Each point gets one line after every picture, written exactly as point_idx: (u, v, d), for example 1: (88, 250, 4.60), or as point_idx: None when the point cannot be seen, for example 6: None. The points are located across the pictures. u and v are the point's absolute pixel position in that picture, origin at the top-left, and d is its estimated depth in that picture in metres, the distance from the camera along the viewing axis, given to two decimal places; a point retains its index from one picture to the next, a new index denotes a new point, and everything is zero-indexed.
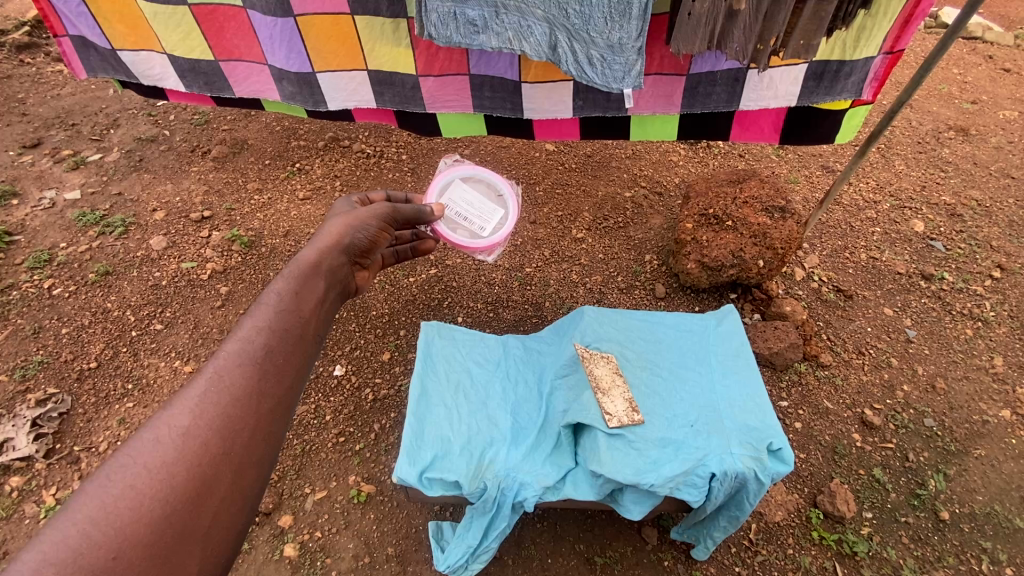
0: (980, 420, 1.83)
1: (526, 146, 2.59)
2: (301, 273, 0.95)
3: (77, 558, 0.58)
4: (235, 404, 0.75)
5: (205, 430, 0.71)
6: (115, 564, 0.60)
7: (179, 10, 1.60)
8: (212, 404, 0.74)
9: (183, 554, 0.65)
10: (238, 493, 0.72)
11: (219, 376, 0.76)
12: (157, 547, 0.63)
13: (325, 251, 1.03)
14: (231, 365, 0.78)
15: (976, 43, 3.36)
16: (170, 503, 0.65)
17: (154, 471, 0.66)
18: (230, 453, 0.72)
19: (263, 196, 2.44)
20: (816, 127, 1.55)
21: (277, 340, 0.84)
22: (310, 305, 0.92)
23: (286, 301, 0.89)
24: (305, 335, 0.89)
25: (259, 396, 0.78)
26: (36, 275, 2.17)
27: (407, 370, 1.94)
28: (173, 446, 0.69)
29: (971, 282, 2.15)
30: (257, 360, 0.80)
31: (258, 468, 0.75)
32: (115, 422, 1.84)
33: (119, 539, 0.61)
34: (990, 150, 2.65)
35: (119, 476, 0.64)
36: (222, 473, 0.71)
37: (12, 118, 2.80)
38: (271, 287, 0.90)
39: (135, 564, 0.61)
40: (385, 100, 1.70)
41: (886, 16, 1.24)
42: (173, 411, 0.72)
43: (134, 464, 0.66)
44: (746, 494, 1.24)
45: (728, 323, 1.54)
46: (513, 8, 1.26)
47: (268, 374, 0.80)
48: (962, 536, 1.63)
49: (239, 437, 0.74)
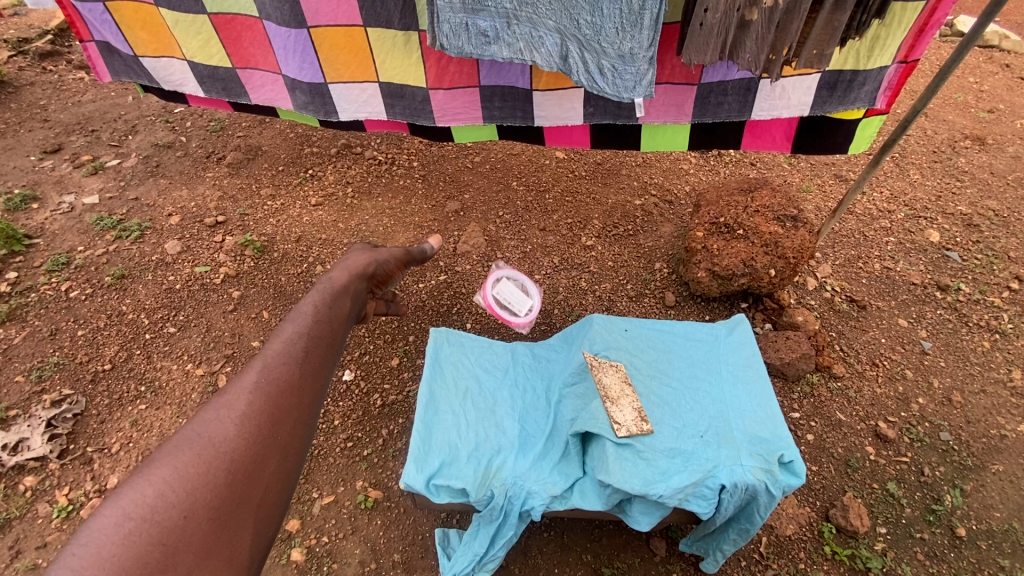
0: (998, 435, 1.79)
1: (537, 154, 2.62)
2: (333, 291, 0.99)
3: (156, 513, 0.62)
4: (283, 393, 0.79)
5: (261, 413, 0.75)
6: (185, 522, 0.63)
7: (200, 18, 1.64)
8: (263, 391, 0.77)
9: (237, 521, 0.67)
10: (285, 472, 0.75)
11: (267, 368, 0.80)
12: (219, 512, 0.66)
13: (353, 275, 1.07)
14: (278, 360, 0.82)
15: (993, 51, 3.34)
16: (231, 475, 0.69)
17: (216, 446, 0.70)
18: (276, 435, 0.75)
19: (276, 202, 2.47)
20: (829, 136, 1.54)
21: (316, 344, 0.87)
22: (339, 318, 0.96)
23: (321, 312, 0.93)
24: (334, 344, 0.92)
25: (302, 390, 0.81)
26: (54, 278, 2.21)
27: (415, 376, 1.95)
28: (232, 425, 0.73)
29: (988, 294, 2.12)
30: (300, 359, 0.84)
31: (300, 456, 0.78)
32: (128, 423, 1.86)
33: (189, 501, 0.64)
34: (1008, 160, 2.62)
35: (188, 447, 0.69)
36: (271, 453, 0.74)
37: (34, 124, 2.87)
38: (306, 300, 0.94)
39: (203, 526, 0.64)
40: (395, 112, 1.72)
41: (901, 26, 1.23)
42: (229, 396, 0.76)
43: (200, 438, 0.70)
44: (757, 507, 1.23)
45: (740, 332, 1.53)
46: (525, 18, 1.27)
47: (309, 372, 0.84)
48: (979, 554, 1.59)
49: (286, 423, 0.77)
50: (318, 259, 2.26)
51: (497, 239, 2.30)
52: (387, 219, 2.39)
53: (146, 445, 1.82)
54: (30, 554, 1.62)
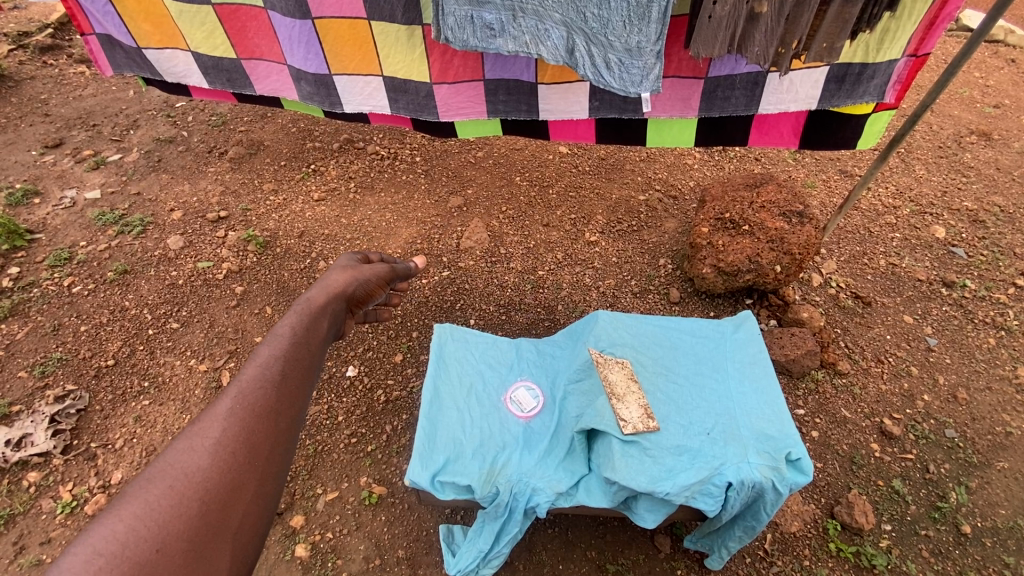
0: (1004, 432, 1.78)
1: (540, 149, 2.60)
2: (311, 310, 0.86)
3: (126, 548, 0.51)
4: (266, 413, 0.67)
5: (239, 435, 0.63)
6: (158, 558, 0.52)
7: (204, 9, 1.62)
8: (240, 412, 0.65)
9: (216, 553, 0.56)
10: (265, 500, 0.62)
11: (243, 389, 0.68)
12: (195, 543, 0.55)
13: (332, 295, 0.93)
14: (258, 380, 0.70)
15: (999, 46, 3.31)
16: (206, 505, 0.57)
17: (189, 475, 0.58)
18: (253, 461, 0.63)
19: (278, 196, 2.46)
20: (837, 132, 1.52)
21: (297, 365, 0.75)
22: (320, 339, 0.83)
23: (300, 332, 0.80)
24: (316, 365, 0.80)
25: (283, 412, 0.69)
26: (56, 273, 2.20)
27: (419, 372, 1.94)
28: (206, 451, 0.61)
29: (993, 290, 2.10)
30: (279, 379, 0.71)
31: (282, 483, 0.66)
32: (132, 419, 1.86)
33: (162, 533, 0.53)
34: (1014, 155, 2.60)
35: (158, 477, 0.57)
36: (246, 481, 0.61)
37: (35, 118, 2.86)
38: (284, 320, 0.82)
39: (178, 562, 0.53)
40: (399, 107, 1.70)
41: (911, 19, 1.22)
42: (206, 419, 0.64)
43: (170, 468, 0.58)
44: (764, 504, 1.23)
45: (746, 328, 1.52)
46: (531, 11, 1.25)
47: (290, 394, 0.71)
48: (984, 551, 1.58)
49: (267, 447, 0.65)
50: (320, 254, 2.25)
51: (500, 235, 2.29)
52: (390, 214, 2.38)
53: (150, 441, 1.82)
54: (34, 549, 1.62)
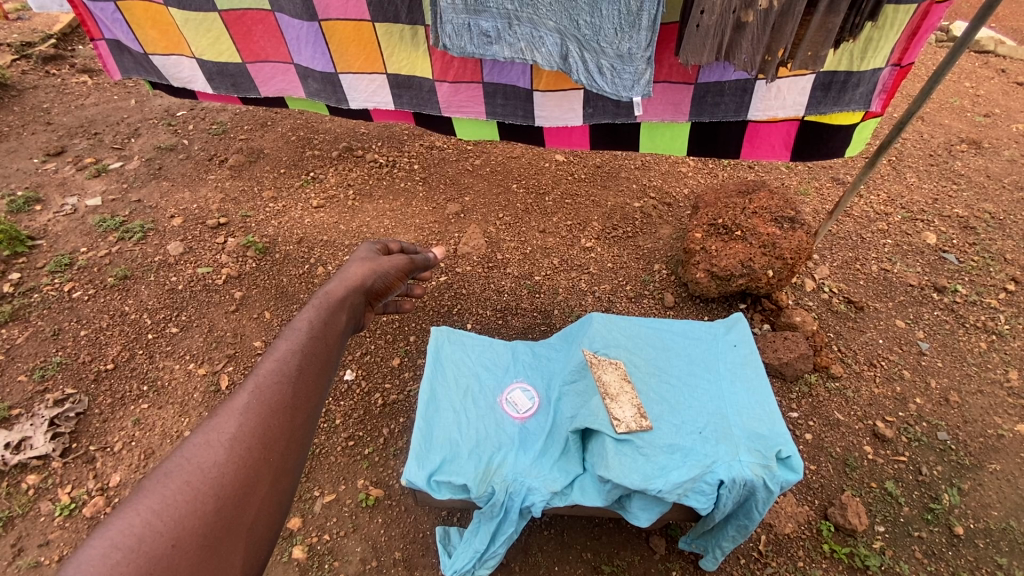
0: (995, 434, 1.80)
1: (537, 157, 2.65)
2: (329, 304, 0.88)
3: (143, 543, 0.53)
4: (278, 413, 0.68)
5: (255, 430, 0.65)
6: (173, 553, 0.53)
7: (210, 15, 1.66)
8: (257, 407, 0.67)
9: (227, 549, 0.57)
10: (278, 496, 0.64)
11: (261, 383, 0.69)
12: (209, 539, 0.56)
13: (351, 288, 0.95)
14: (273, 380, 0.70)
15: (989, 57, 3.37)
16: (220, 501, 0.59)
17: (204, 470, 0.59)
18: (269, 456, 0.64)
19: (278, 204, 2.49)
20: (827, 143, 1.55)
21: (314, 361, 0.76)
22: (338, 334, 0.85)
23: (318, 326, 0.82)
24: (334, 360, 0.81)
25: (298, 407, 0.70)
26: (57, 278, 2.22)
27: (416, 375, 1.96)
28: (222, 446, 0.62)
29: (984, 295, 2.13)
30: (296, 374, 0.73)
31: (296, 478, 0.67)
32: (130, 422, 1.88)
33: (177, 527, 0.55)
34: (1004, 163, 2.64)
35: (175, 473, 0.58)
36: (261, 476, 0.63)
37: (37, 127, 2.89)
38: (301, 314, 0.83)
39: (192, 558, 0.54)
40: (402, 102, 1.73)
41: (892, 28, 1.25)
42: (221, 418, 0.65)
43: (187, 463, 0.59)
44: (755, 502, 1.25)
45: (738, 330, 1.55)
46: (526, 19, 1.29)
47: (306, 389, 0.73)
48: (977, 552, 1.59)
49: (282, 443, 0.66)
50: (319, 260, 2.28)
51: (497, 241, 2.32)
52: (388, 220, 2.40)
53: (148, 444, 1.83)
54: (33, 551, 1.62)
